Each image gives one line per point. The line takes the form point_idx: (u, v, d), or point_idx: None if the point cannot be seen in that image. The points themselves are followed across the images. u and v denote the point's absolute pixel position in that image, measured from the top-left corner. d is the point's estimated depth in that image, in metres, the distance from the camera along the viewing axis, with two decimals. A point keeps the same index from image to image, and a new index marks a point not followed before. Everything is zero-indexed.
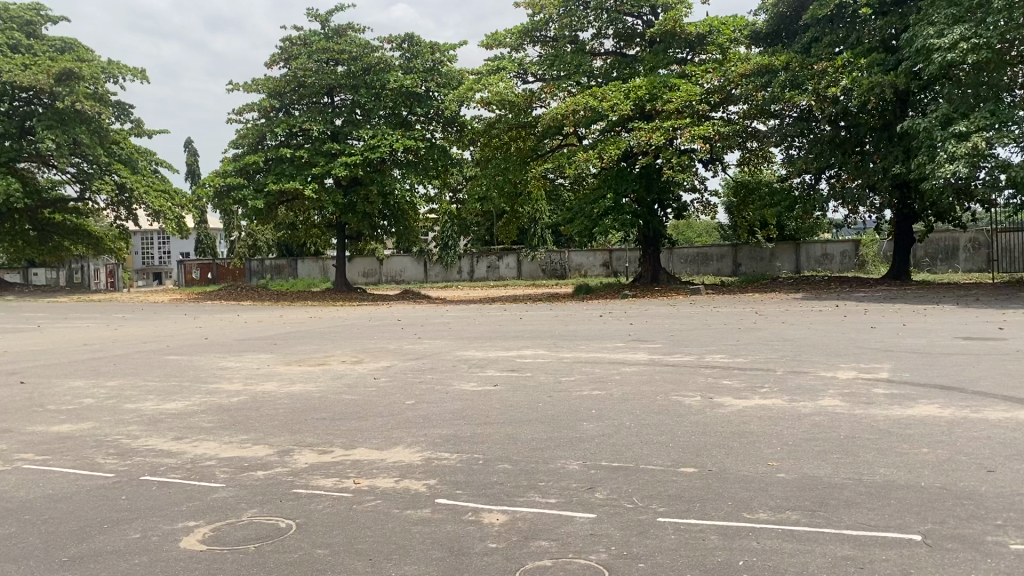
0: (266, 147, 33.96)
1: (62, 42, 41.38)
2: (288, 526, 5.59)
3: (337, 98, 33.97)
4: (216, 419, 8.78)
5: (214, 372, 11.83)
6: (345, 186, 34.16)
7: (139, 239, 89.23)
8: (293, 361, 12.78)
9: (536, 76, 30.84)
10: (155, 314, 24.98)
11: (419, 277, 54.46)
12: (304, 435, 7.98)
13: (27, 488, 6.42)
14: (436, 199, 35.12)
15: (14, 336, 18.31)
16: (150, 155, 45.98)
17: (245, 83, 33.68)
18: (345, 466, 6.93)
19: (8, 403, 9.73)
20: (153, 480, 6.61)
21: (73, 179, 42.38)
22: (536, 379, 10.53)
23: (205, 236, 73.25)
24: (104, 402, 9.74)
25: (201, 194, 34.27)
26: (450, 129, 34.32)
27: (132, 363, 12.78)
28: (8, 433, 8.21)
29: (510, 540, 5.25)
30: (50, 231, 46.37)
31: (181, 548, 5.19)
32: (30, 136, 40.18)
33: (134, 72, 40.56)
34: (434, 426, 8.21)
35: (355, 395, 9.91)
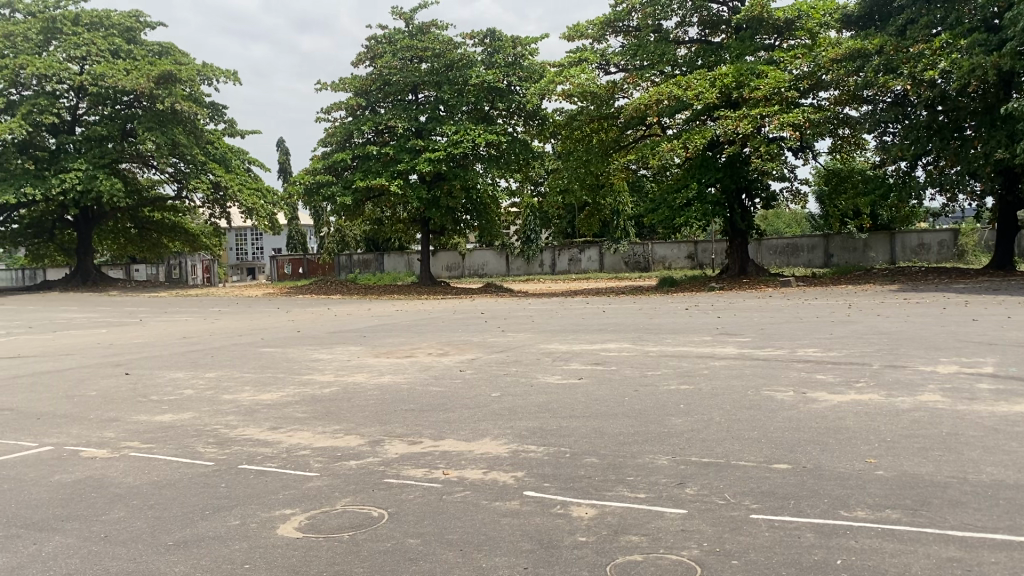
0: (354, 145, 34.75)
1: (160, 46, 43.16)
2: (381, 515, 5.68)
3: (420, 95, 34.38)
4: (309, 410, 9.00)
5: (306, 364, 12.14)
6: (428, 181, 34.52)
7: (234, 235, 92.66)
8: (382, 353, 13.02)
9: (619, 67, 30.61)
10: (248, 308, 25.89)
11: (501, 271, 54.71)
12: (395, 425, 8.11)
13: (133, 475, 6.70)
14: (518, 193, 35.12)
15: (119, 329, 19.21)
16: (243, 154, 47.46)
17: (332, 83, 34.39)
18: (435, 457, 7.01)
19: (115, 394, 10.17)
20: (250, 468, 6.82)
21: (172, 179, 44.13)
22: (622, 373, 10.45)
23: (296, 233, 75.00)
24: (204, 393, 10.10)
25: (292, 192, 35.21)
26: (532, 122, 34.29)
27: (229, 356, 13.22)
28: (116, 423, 8.58)
29: (600, 534, 5.22)
30: (150, 229, 48.35)
31: (278, 535, 5.34)
32: (131, 138, 41.92)
33: (227, 74, 41.93)
34: (521, 418, 8.23)
35: (441, 387, 10.00)
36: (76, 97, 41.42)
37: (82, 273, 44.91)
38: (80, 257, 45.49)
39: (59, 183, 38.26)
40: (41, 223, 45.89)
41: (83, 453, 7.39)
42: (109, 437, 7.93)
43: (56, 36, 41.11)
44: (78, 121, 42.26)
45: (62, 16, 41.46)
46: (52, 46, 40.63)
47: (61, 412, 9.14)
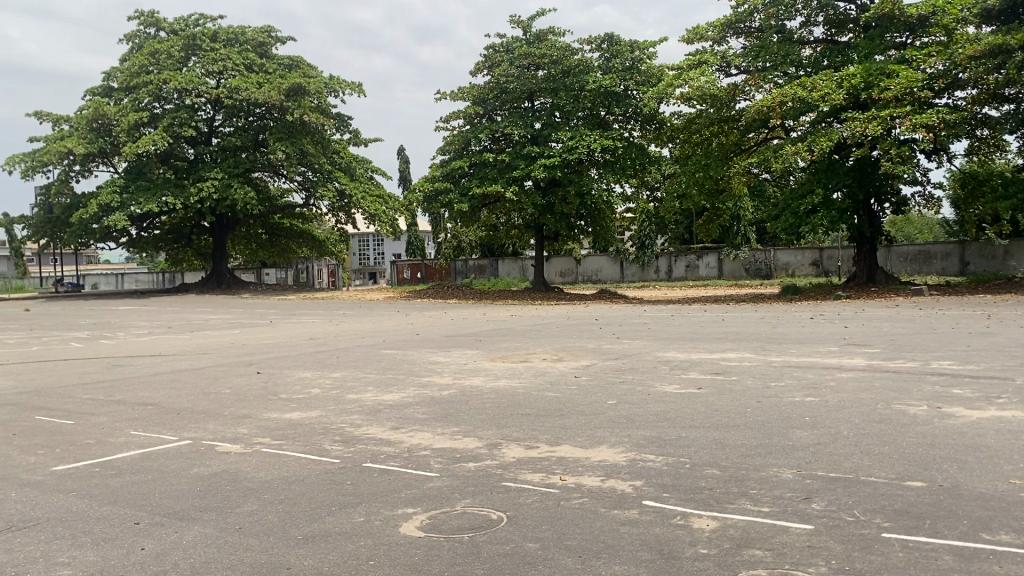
0: (471, 152, 35.44)
1: (291, 60, 45.15)
2: (499, 518, 5.74)
3: (536, 102, 34.68)
4: (428, 411, 9.18)
5: (425, 366, 12.42)
6: (543, 187, 34.69)
7: (357, 241, 95.94)
8: (498, 357, 13.16)
9: (740, 68, 29.87)
10: (370, 311, 26.72)
11: (616, 277, 54.31)
12: (511, 429, 8.18)
13: (265, 469, 7.01)
14: (633, 198, 34.77)
15: (251, 330, 20.17)
16: (366, 162, 49.03)
17: (450, 92, 35.05)
18: (552, 462, 7.03)
19: (248, 391, 10.68)
20: (374, 467, 7.01)
21: (300, 188, 46.14)
22: (743, 383, 10.20)
23: (415, 238, 76.60)
24: (329, 392, 10.47)
25: (411, 199, 36.14)
26: (649, 127, 33.95)
27: (353, 357, 13.64)
28: (249, 419, 9.02)
29: (722, 547, 5.10)
30: (280, 235, 50.50)
31: (401, 533, 5.47)
32: (263, 148, 43.96)
33: (352, 86, 43.40)
34: (638, 427, 8.15)
35: (558, 393, 10.01)
36: (213, 110, 43.74)
37: (217, 276, 47.20)
38: (215, 262, 47.95)
39: (197, 192, 40.44)
40: (180, 229, 48.61)
41: (218, 447, 7.78)
42: (242, 433, 8.33)
43: (196, 52, 43.43)
44: (214, 132, 44.63)
45: (201, 33, 43.91)
46: (191, 61, 43.08)
47: (198, 408, 9.67)
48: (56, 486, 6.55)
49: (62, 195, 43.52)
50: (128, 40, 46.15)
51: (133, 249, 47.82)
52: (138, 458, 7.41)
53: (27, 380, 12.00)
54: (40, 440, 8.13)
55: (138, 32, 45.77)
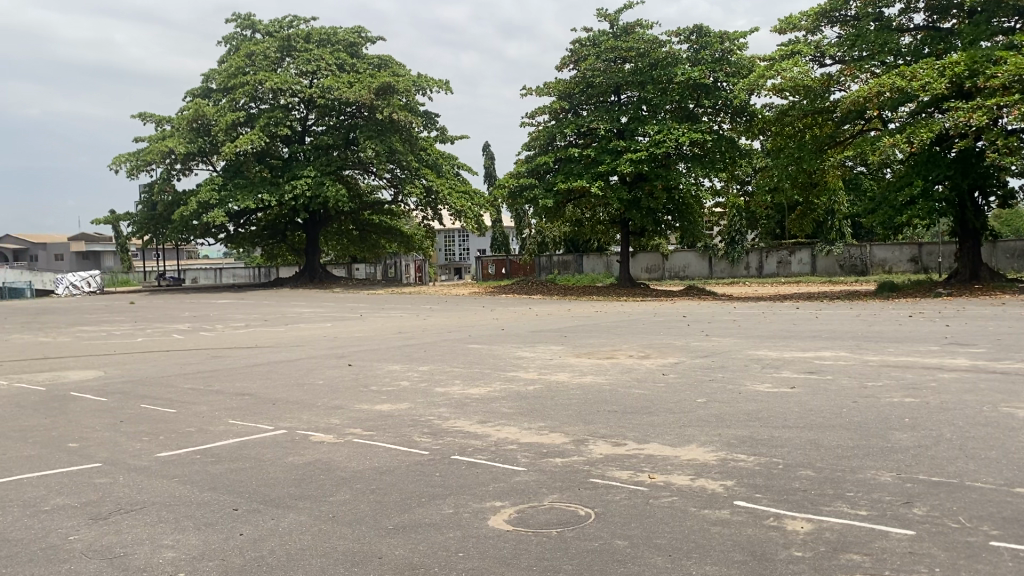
0: (556, 148, 35.43)
1: (380, 59, 45.96)
2: (587, 514, 5.72)
3: (623, 96, 34.40)
4: (514, 405, 9.23)
5: (511, 361, 12.48)
6: (630, 182, 34.38)
7: (443, 237, 97.10)
8: (583, 353, 13.12)
9: (835, 58, 28.92)
10: (456, 306, 27.05)
11: (704, 273, 53.35)
12: (599, 426, 8.14)
13: (356, 460, 7.15)
14: (723, 192, 34.13)
15: (341, 323, 20.62)
16: (453, 159, 49.49)
17: (536, 88, 35.09)
18: (640, 460, 6.96)
19: (339, 382, 10.93)
20: (462, 460, 7.09)
21: (389, 184, 46.99)
22: (838, 383, 9.91)
23: (500, 235, 77.00)
24: (417, 385, 10.63)
25: (496, 195, 36.37)
26: (739, 119, 33.13)
27: (439, 351, 13.81)
28: (340, 409, 9.24)
29: (817, 551, 4.95)
30: (369, 232, 51.51)
31: (490, 526, 5.50)
32: (354, 146, 44.87)
33: (439, 83, 43.88)
34: (728, 426, 8.00)
35: (645, 390, 9.91)
36: (305, 109, 44.90)
37: (310, 271, 48.52)
38: (308, 257, 49.27)
39: (291, 190, 41.66)
40: (275, 226, 50.15)
41: (312, 437, 7.98)
42: (335, 423, 8.52)
43: (290, 53, 44.73)
44: (307, 131, 45.80)
45: (295, 34, 45.14)
46: (286, 62, 44.36)
47: (292, 398, 9.95)
48: (160, 471, 6.84)
49: (164, 193, 45.44)
50: (226, 43, 47.81)
51: (231, 245, 49.59)
52: (236, 446, 7.67)
53: (133, 369, 12.58)
54: (146, 427, 8.52)
55: (235, 35, 47.37)
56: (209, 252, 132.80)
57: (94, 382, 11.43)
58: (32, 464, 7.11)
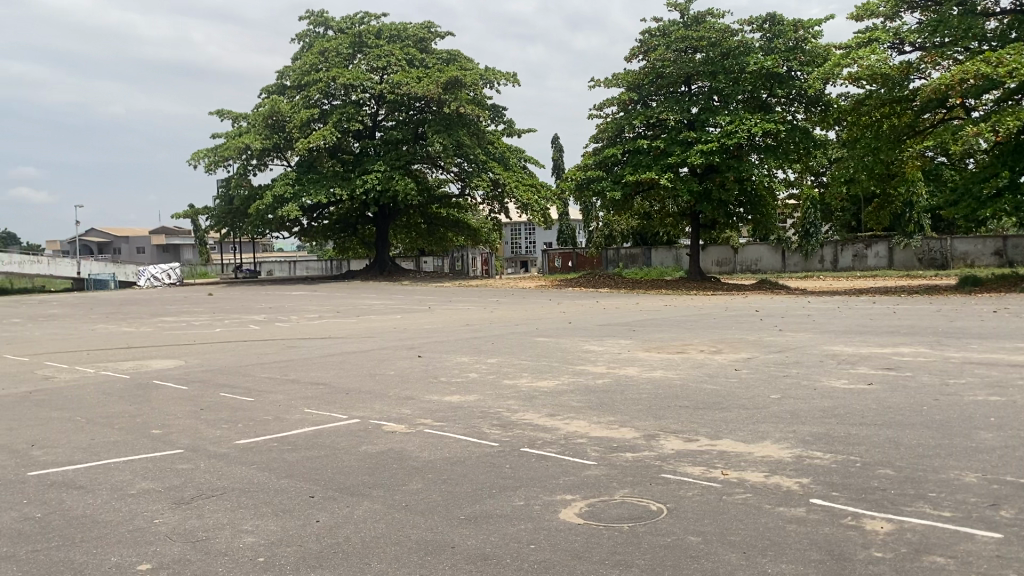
0: (625, 140, 35.15)
1: (449, 53, 46.22)
2: (659, 509, 5.67)
3: (693, 86, 33.91)
4: (584, 399, 9.20)
5: (580, 354, 12.44)
6: (700, 174, 33.88)
7: (510, 230, 97.45)
8: (653, 347, 13.02)
9: (915, 45, 27.98)
10: (524, 298, 27.15)
11: (777, 267, 52.29)
12: (670, 421, 8.05)
13: (428, 450, 7.23)
14: (796, 183, 33.39)
15: (411, 315, 20.88)
16: (520, 152, 49.52)
17: (605, 79, 34.85)
18: (712, 456, 6.87)
19: (409, 374, 11.08)
20: (532, 452, 7.10)
21: (456, 178, 47.29)
22: (918, 380, 9.60)
23: (567, 228, 76.86)
24: (486, 377, 10.69)
25: (564, 187, 36.28)
26: (814, 109, 32.39)
27: (507, 343, 13.86)
28: (411, 400, 9.35)
29: (898, 551, 4.82)
30: (437, 225, 51.97)
31: (561, 519, 5.50)
32: (422, 140, 45.24)
33: (507, 76, 43.92)
34: (803, 423, 7.82)
35: (717, 386, 9.77)
36: (376, 104, 45.47)
37: (379, 264, 49.19)
38: (378, 250, 49.96)
39: (362, 184, 42.33)
40: (346, 220, 51.02)
41: (384, 427, 8.09)
42: (406, 414, 8.64)
43: (361, 49, 45.34)
44: (377, 126, 46.41)
45: (366, 31, 45.78)
46: (357, 58, 45.00)
47: (364, 389, 10.12)
48: (239, 458, 7.03)
49: (241, 187, 46.66)
50: (299, 40, 48.72)
51: (304, 238, 50.66)
52: (310, 435, 7.83)
53: (212, 358, 12.96)
54: (226, 414, 8.77)
55: (308, 32, 48.20)
56: (284, 245, 136.39)
57: (176, 371, 11.81)
58: (118, 449, 7.39)
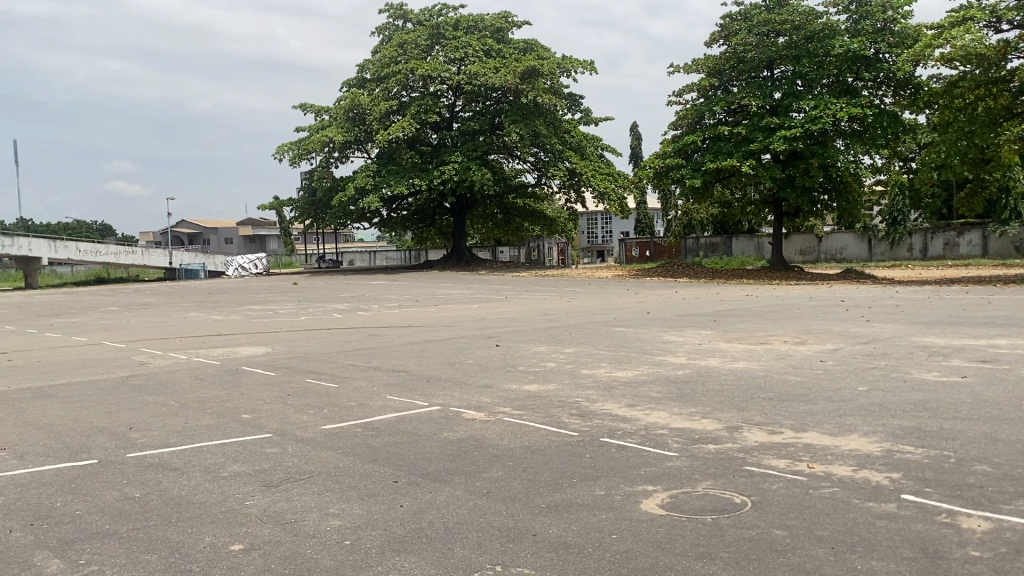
0: (705, 126, 34.61)
1: (525, 43, 46.19)
2: (743, 502, 5.58)
3: (776, 71, 33.13)
4: (664, 390, 9.12)
5: (659, 345, 12.32)
6: (783, 161, 33.07)
7: (586, 219, 97.01)
8: (734, 338, 12.80)
9: (1013, 24, 26.66)
10: (602, 288, 27.02)
11: (863, 256, 50.79)
12: (753, 413, 7.90)
13: (508, 438, 7.27)
14: (884, 169, 32.30)
15: (489, 305, 21.02)
16: (597, 140, 49.21)
17: (684, 65, 34.33)
18: (798, 449, 6.72)
19: (487, 362, 11.16)
20: (612, 442, 7.07)
21: (533, 168, 47.31)
22: (1017, 373, 9.18)
23: (645, 216, 76.12)
24: (564, 366, 10.69)
25: (642, 175, 35.93)
26: (903, 92, 31.24)
27: (585, 333, 13.82)
28: (491, 388, 9.42)
29: (997, 551, 4.64)
30: (514, 215, 52.09)
31: (642, 510, 5.46)
32: (499, 131, 45.35)
33: (584, 64, 43.65)
34: (893, 416, 7.58)
35: (802, 378, 9.54)
36: (453, 95, 45.81)
37: (457, 255, 49.60)
38: (455, 241, 50.39)
39: (440, 175, 42.72)
40: (424, 211, 51.60)
41: (465, 415, 8.15)
42: (486, 402, 8.71)
43: (439, 40, 45.76)
44: (455, 117, 46.78)
45: (443, 22, 46.12)
46: (435, 49, 45.44)
47: (444, 377, 10.23)
48: (323, 443, 7.19)
49: (323, 179, 47.69)
50: (379, 33, 49.40)
51: (383, 229, 51.43)
52: (393, 421, 7.96)
53: (296, 346, 13.29)
54: (311, 400, 8.99)
55: (388, 25, 48.83)
56: (365, 236, 139.17)
57: (263, 357, 12.16)
58: (210, 432, 7.65)
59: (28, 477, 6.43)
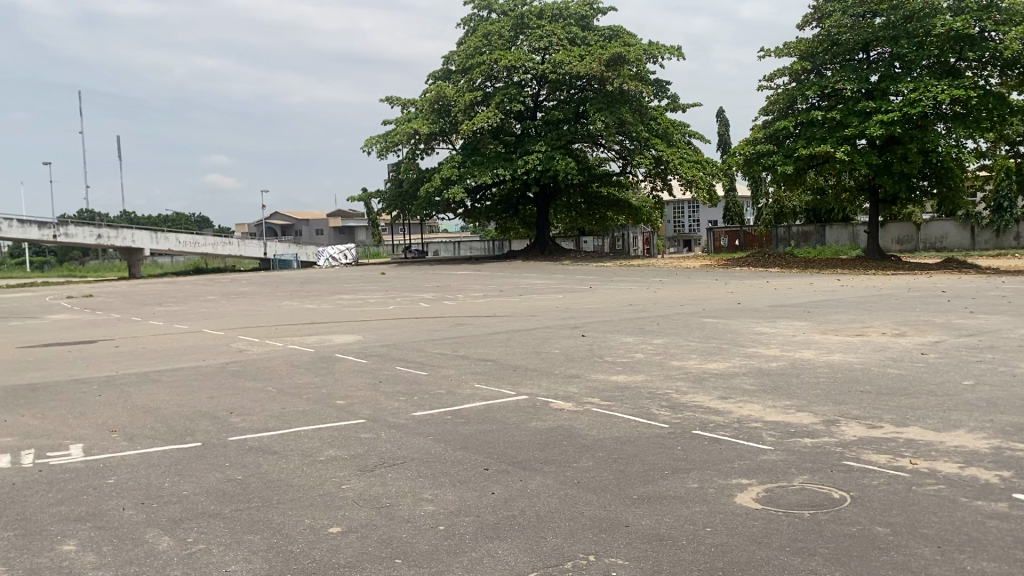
0: (797, 112, 33.74)
1: (611, 30, 45.77)
2: (842, 497, 5.43)
3: (872, 53, 32.02)
4: (757, 382, 8.93)
5: (751, 337, 12.06)
6: (880, 146, 31.91)
7: (672, 208, 95.57)
8: (829, 329, 12.46)
9: None
10: (689, 278, 26.65)
11: (964, 244, 48.76)
12: (851, 407, 7.67)
13: (597, 429, 7.24)
14: (989, 154, 30.83)
15: (574, 295, 20.96)
16: (684, 127, 48.43)
17: (776, 49, 33.50)
18: (900, 444, 6.49)
19: (574, 352, 11.13)
20: (704, 435, 6.97)
21: (618, 156, 46.90)
22: None
23: (733, 205, 74.64)
24: (653, 357, 10.59)
25: (731, 163, 35.23)
26: (1011, 72, 29.71)
27: (673, 324, 13.66)
28: (579, 379, 9.41)
29: None
30: (598, 204, 51.74)
31: (737, 503, 5.37)
32: (584, 119, 45.05)
33: (671, 50, 43.01)
34: (1002, 412, 7.23)
35: (902, 370, 9.20)
36: (538, 85, 45.83)
37: (540, 244, 49.69)
38: (539, 230, 50.39)
39: (524, 164, 42.82)
40: (508, 201, 51.79)
41: (553, 404, 8.17)
42: (574, 392, 8.70)
43: (524, 30, 45.82)
44: (539, 107, 46.78)
45: (529, 12, 46.13)
46: (519, 39, 45.54)
47: (531, 366, 10.27)
48: (415, 430, 7.30)
49: (410, 171, 48.39)
50: (464, 24, 49.75)
51: (468, 219, 51.82)
52: (482, 409, 8.03)
53: (385, 335, 13.52)
54: (402, 387, 9.15)
55: (473, 16, 49.12)
56: (451, 226, 140.61)
57: (354, 345, 12.43)
58: (307, 418, 7.86)
59: (137, 457, 6.73)
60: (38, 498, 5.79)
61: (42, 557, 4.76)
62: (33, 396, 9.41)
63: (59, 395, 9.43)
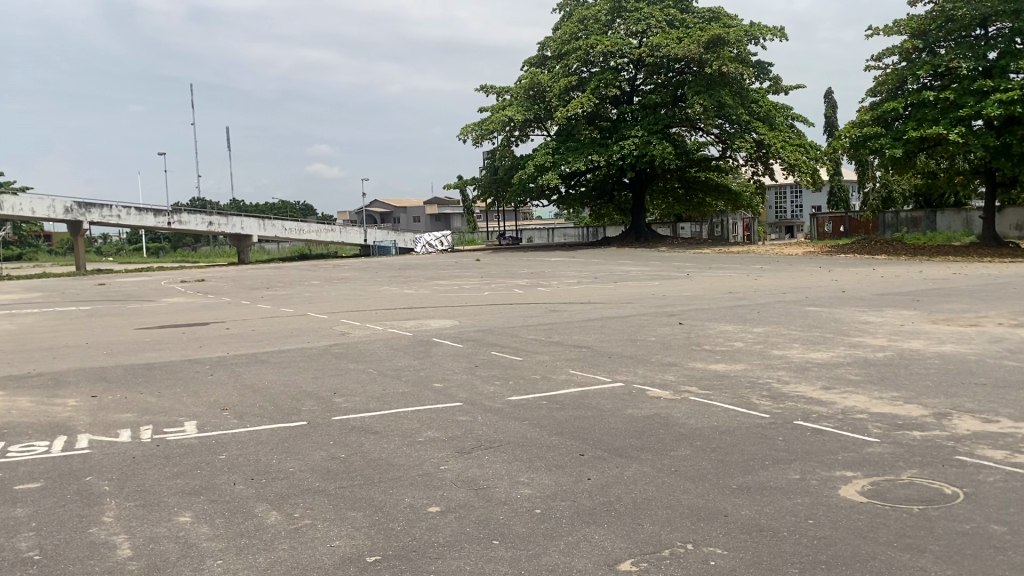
0: (907, 92, 32.26)
1: (711, 11, 44.79)
2: (955, 493, 5.21)
3: (991, 28, 30.36)
4: (863, 372, 8.64)
5: (857, 325, 11.66)
6: (998, 126, 30.22)
7: (774, 193, 92.95)
8: (941, 319, 11.94)
9: None
10: (790, 265, 25.95)
11: None
12: (963, 400, 7.33)
13: (695, 417, 7.15)
14: None
15: (672, 282, 20.68)
16: (786, 109, 47.00)
17: (885, 27, 32.14)
18: (1018, 439, 6.17)
19: (671, 340, 11.01)
20: (807, 426, 6.79)
21: (717, 140, 45.89)
22: None
23: (839, 189, 72.10)
24: (753, 346, 10.38)
25: (836, 146, 34.01)
26: None
27: (774, 312, 13.34)
28: (676, 367, 9.30)
29: None
30: (696, 189, 50.80)
31: (841, 496, 5.23)
32: (681, 103, 44.23)
33: (774, 31, 41.84)
34: None
35: (1021, 363, 8.72)
36: (634, 69, 45.28)
37: (635, 231, 49.15)
38: (634, 216, 49.83)
39: (620, 150, 42.45)
40: (603, 188, 51.39)
41: (649, 392, 8.11)
42: (670, 379, 8.62)
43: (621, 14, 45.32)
44: (636, 91, 46.22)
45: None
46: (616, 23, 45.05)
47: (627, 353, 10.22)
48: (511, 414, 7.37)
49: (504, 158, 48.58)
50: (560, 10, 49.51)
51: (562, 205, 51.70)
52: (578, 395, 8.03)
53: (480, 320, 13.67)
54: (498, 372, 9.23)
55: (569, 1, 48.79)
56: (544, 212, 140.87)
57: (451, 330, 12.60)
58: (406, 400, 8.03)
59: (247, 435, 7.02)
60: (157, 472, 6.11)
61: (160, 527, 5.03)
62: (151, 375, 9.92)
63: (174, 374, 9.92)
